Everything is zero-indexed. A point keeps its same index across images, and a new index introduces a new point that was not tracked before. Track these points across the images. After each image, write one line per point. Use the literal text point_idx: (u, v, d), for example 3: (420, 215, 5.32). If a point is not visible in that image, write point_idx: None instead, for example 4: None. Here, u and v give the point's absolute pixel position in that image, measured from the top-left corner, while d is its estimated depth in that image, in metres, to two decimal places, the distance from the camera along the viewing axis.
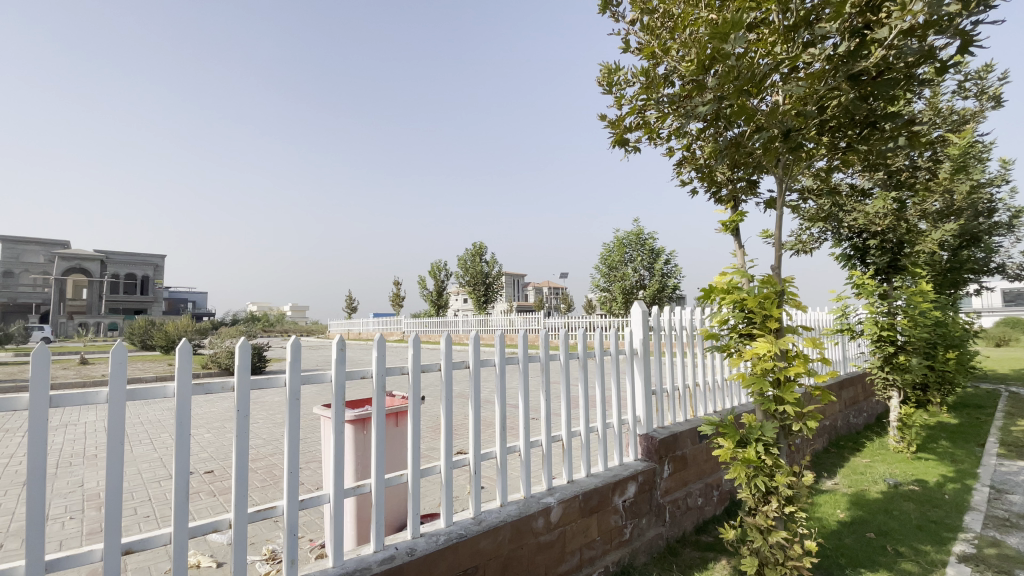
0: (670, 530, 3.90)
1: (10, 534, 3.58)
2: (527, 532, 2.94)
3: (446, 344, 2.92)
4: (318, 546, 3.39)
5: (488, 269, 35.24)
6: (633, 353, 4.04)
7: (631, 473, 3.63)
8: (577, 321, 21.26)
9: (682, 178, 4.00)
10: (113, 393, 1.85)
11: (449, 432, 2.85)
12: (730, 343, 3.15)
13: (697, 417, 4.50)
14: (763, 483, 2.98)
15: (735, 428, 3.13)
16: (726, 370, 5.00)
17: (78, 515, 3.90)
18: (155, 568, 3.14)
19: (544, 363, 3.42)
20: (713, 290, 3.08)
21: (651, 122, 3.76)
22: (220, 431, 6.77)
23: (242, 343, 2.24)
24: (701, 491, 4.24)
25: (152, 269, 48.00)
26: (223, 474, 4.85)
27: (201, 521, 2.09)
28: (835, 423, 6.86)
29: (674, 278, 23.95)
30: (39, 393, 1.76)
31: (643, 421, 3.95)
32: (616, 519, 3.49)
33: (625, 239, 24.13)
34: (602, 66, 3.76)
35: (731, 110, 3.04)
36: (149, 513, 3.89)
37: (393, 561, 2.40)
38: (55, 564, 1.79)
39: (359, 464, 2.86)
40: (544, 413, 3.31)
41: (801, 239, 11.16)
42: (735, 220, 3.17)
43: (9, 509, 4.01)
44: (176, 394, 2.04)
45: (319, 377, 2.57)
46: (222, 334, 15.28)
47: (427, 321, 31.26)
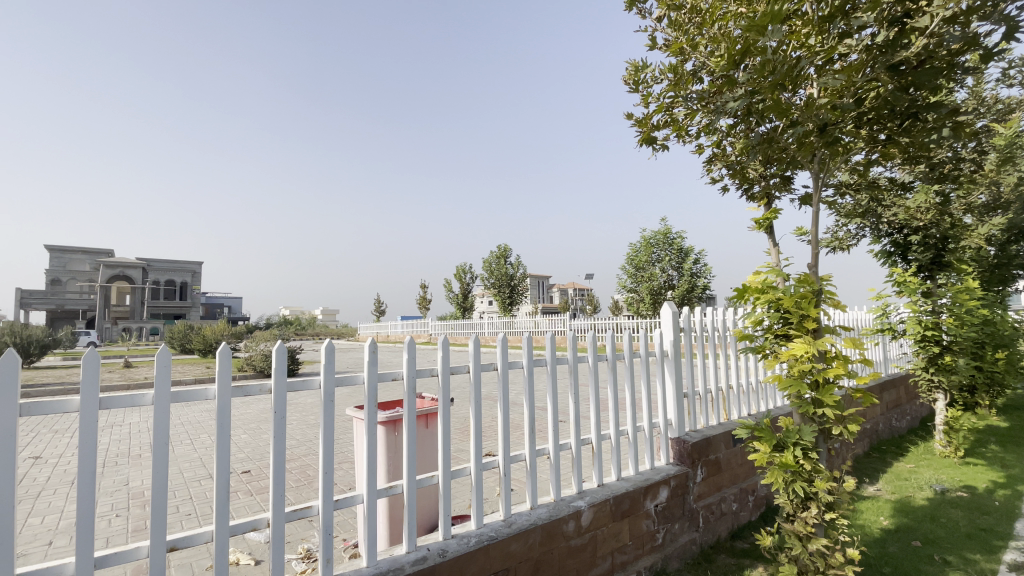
0: (704, 536, 3.81)
1: (61, 530, 3.75)
2: (558, 536, 2.91)
3: (475, 346, 2.90)
4: (352, 546, 3.44)
5: (514, 271, 35.32)
6: (664, 354, 3.96)
7: (663, 477, 3.55)
8: (604, 322, 21.06)
9: (712, 176, 3.91)
10: (157, 395, 1.92)
11: (478, 434, 2.83)
12: (765, 344, 3.05)
13: (731, 420, 4.38)
14: (802, 488, 2.88)
15: (772, 432, 3.02)
16: (761, 372, 4.86)
17: (123, 513, 4.06)
18: (196, 565, 3.24)
19: (572, 365, 3.38)
20: (747, 290, 3.00)
21: (680, 119, 3.69)
22: (256, 432, 6.95)
23: (278, 346, 2.29)
24: (735, 496, 4.14)
25: (191, 275, 49.94)
26: (259, 474, 4.98)
27: (241, 520, 2.14)
28: (876, 426, 6.58)
29: (703, 278, 23.48)
30: (87, 396, 1.83)
31: (675, 424, 3.87)
32: (648, 524, 3.43)
33: (652, 239, 23.83)
34: (628, 64, 3.72)
35: (763, 105, 2.95)
36: (190, 511, 4.02)
37: (425, 561, 2.41)
38: (104, 560, 1.86)
39: (391, 465, 2.89)
40: (573, 416, 3.26)
41: (837, 235, 10.81)
42: (769, 218, 3.07)
43: (60, 507, 4.21)
44: (216, 396, 2.09)
45: (351, 378, 2.60)
46: (257, 338, 15.72)
47: (453, 324, 31.51)
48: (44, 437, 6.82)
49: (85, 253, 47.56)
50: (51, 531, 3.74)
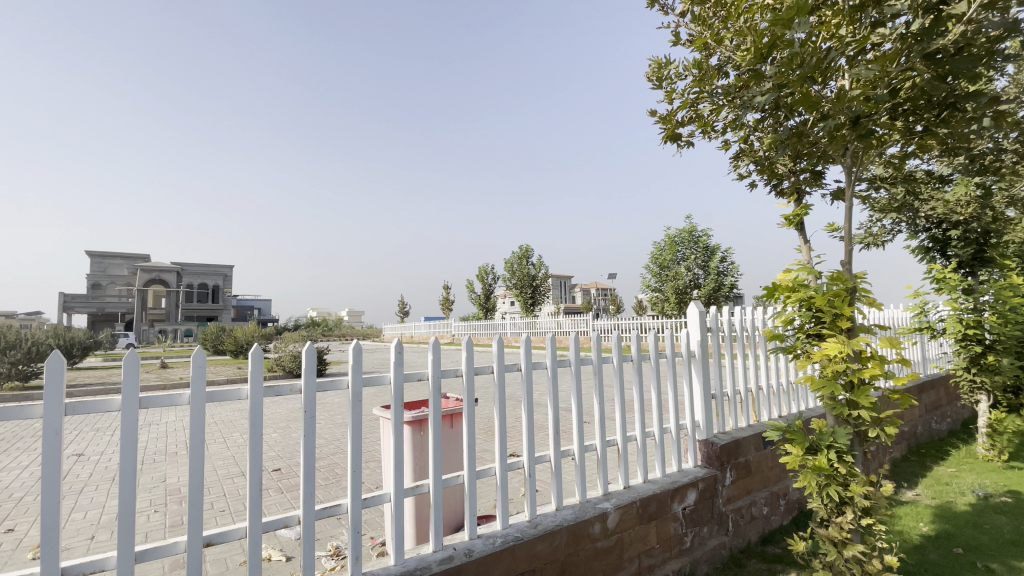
0: (734, 540, 3.73)
1: (103, 525, 3.91)
2: (584, 538, 2.89)
3: (498, 346, 2.90)
4: (379, 544, 3.48)
5: (536, 271, 35.22)
6: (690, 355, 3.89)
7: (691, 480, 3.49)
8: (628, 322, 20.83)
9: (739, 172, 3.82)
10: (193, 395, 1.98)
11: (503, 434, 2.83)
12: (796, 344, 2.97)
13: (761, 422, 4.28)
14: (836, 493, 2.79)
15: (804, 435, 2.93)
16: (792, 372, 4.73)
17: (161, 509, 4.20)
18: (231, 559, 3.34)
19: (596, 366, 3.35)
20: (777, 288, 2.91)
21: (705, 115, 3.61)
22: (286, 431, 7.10)
23: (307, 347, 2.34)
24: (766, 500, 4.03)
25: (222, 279, 51.45)
26: (289, 472, 5.09)
27: (273, 517, 2.19)
28: (914, 428, 6.34)
29: (730, 276, 23.01)
30: (128, 396, 1.90)
31: (703, 425, 3.81)
32: (675, 527, 3.38)
33: (676, 237, 23.47)
34: (652, 61, 3.67)
35: (792, 98, 2.88)
36: (224, 508, 4.14)
37: (452, 561, 2.42)
38: (145, 555, 1.94)
39: (418, 465, 2.92)
40: (598, 417, 3.23)
41: (871, 231, 10.47)
42: (800, 214, 2.99)
43: (101, 503, 4.38)
44: (249, 395, 2.15)
45: (378, 379, 2.64)
46: (286, 338, 16.07)
47: (476, 325, 31.63)
48: (88, 435, 7.12)
49: (123, 259, 49.33)
50: (93, 526, 3.90)
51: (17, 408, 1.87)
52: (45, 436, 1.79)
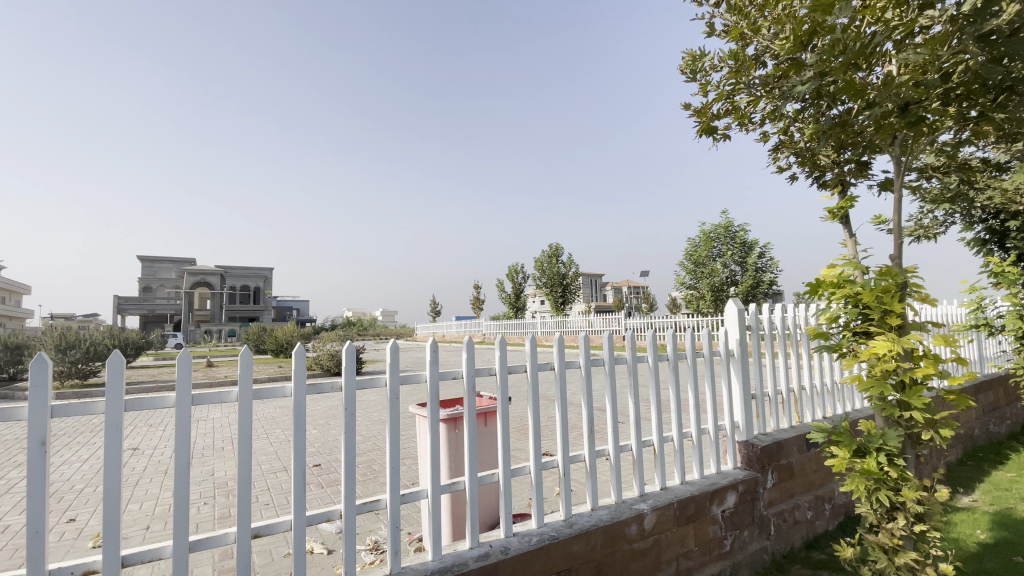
0: (776, 545, 3.61)
1: (157, 516, 4.11)
2: (620, 539, 2.86)
3: (532, 345, 2.89)
4: (416, 540, 3.54)
5: (567, 270, 35.01)
6: (729, 354, 3.78)
7: (731, 482, 3.41)
8: (662, 321, 20.45)
9: (778, 164, 3.69)
10: (241, 392, 2.06)
11: (537, 433, 2.82)
12: (842, 342, 2.84)
13: (804, 424, 4.13)
14: (887, 498, 2.66)
15: (851, 437, 2.80)
16: (838, 372, 4.54)
17: (209, 501, 4.39)
18: (276, 551, 3.46)
19: (631, 365, 3.30)
20: (821, 284, 2.78)
21: (742, 107, 3.50)
22: (325, 428, 7.30)
23: (347, 347, 2.40)
24: (810, 504, 3.89)
25: (262, 281, 53.36)
26: (329, 468, 5.23)
27: (316, 511, 2.26)
28: (970, 430, 5.99)
29: (769, 272, 22.29)
30: (181, 393, 1.99)
31: (742, 426, 3.70)
32: (715, 530, 3.30)
33: (712, 233, 22.90)
34: (686, 53, 3.58)
35: (836, 86, 2.75)
36: (268, 501, 4.29)
37: (488, 558, 2.44)
38: (198, 545, 2.04)
39: (453, 463, 2.95)
40: (633, 417, 3.18)
41: (922, 223, 9.97)
42: (844, 207, 2.86)
43: (155, 495, 4.62)
44: (293, 393, 2.22)
45: (414, 377, 2.67)
46: (324, 338, 16.50)
47: (508, 325, 31.70)
48: (142, 429, 7.54)
49: (170, 263, 51.60)
50: (148, 517, 4.11)
51: (81, 404, 1.99)
52: (107, 431, 1.91)
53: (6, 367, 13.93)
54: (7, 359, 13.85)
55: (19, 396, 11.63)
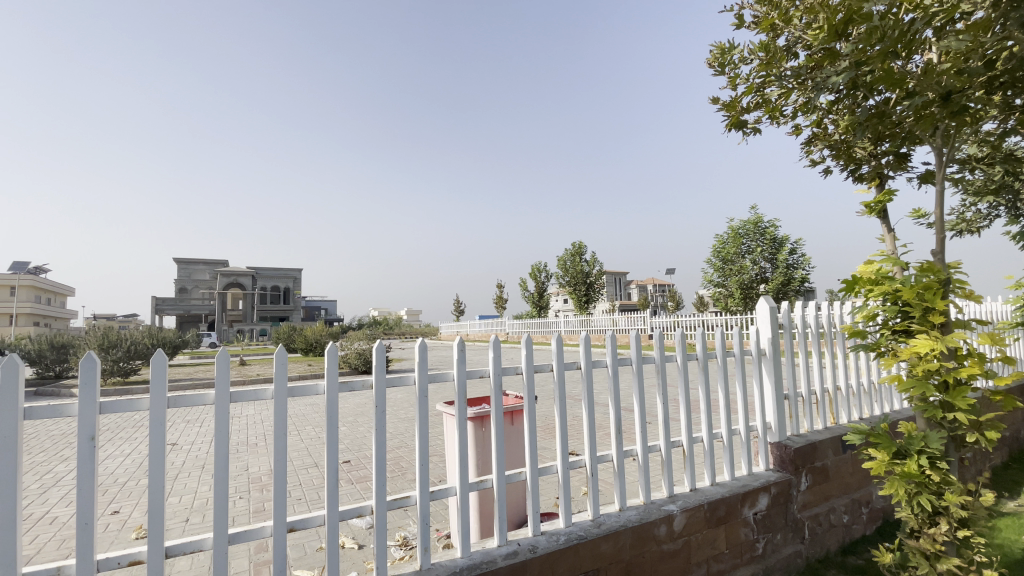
0: (811, 549, 3.52)
1: (196, 509, 4.27)
2: (649, 540, 2.83)
3: (558, 344, 2.88)
4: (444, 536, 3.57)
5: (591, 269, 34.73)
6: (761, 354, 3.69)
7: (763, 484, 3.33)
8: (690, 320, 20.12)
9: (811, 158, 3.58)
10: (276, 390, 2.11)
11: (564, 432, 2.81)
12: (880, 341, 2.74)
13: (839, 424, 4.01)
14: (929, 502, 2.56)
15: (891, 439, 2.70)
16: (875, 372, 4.40)
17: (245, 495, 4.53)
18: (308, 545, 3.54)
19: (659, 365, 3.25)
20: (858, 281, 2.69)
21: (773, 99, 3.41)
22: (354, 425, 7.43)
23: (377, 346, 2.44)
24: (847, 507, 3.78)
25: (291, 281, 54.67)
26: (358, 464, 5.33)
27: (348, 506, 2.31)
28: (1018, 432, 5.70)
29: (801, 269, 21.66)
30: (219, 391, 2.06)
31: (775, 427, 3.62)
32: (747, 532, 3.24)
33: (740, 229, 22.40)
34: (714, 46, 3.51)
35: (873, 76, 2.65)
36: (301, 496, 4.40)
37: (517, 556, 2.45)
38: (237, 537, 2.11)
39: (481, 461, 2.97)
40: (662, 417, 3.13)
41: (964, 216, 9.55)
42: (882, 201, 2.76)
43: (193, 489, 4.79)
44: (326, 391, 2.27)
45: (442, 376, 2.69)
46: (351, 337, 16.78)
47: (532, 324, 31.68)
48: (181, 426, 7.82)
49: (204, 264, 53.24)
50: (188, 509, 4.27)
51: (127, 401, 2.08)
52: (151, 427, 1.98)
53: (53, 365, 14.65)
54: (53, 357, 14.52)
55: (65, 393, 12.18)
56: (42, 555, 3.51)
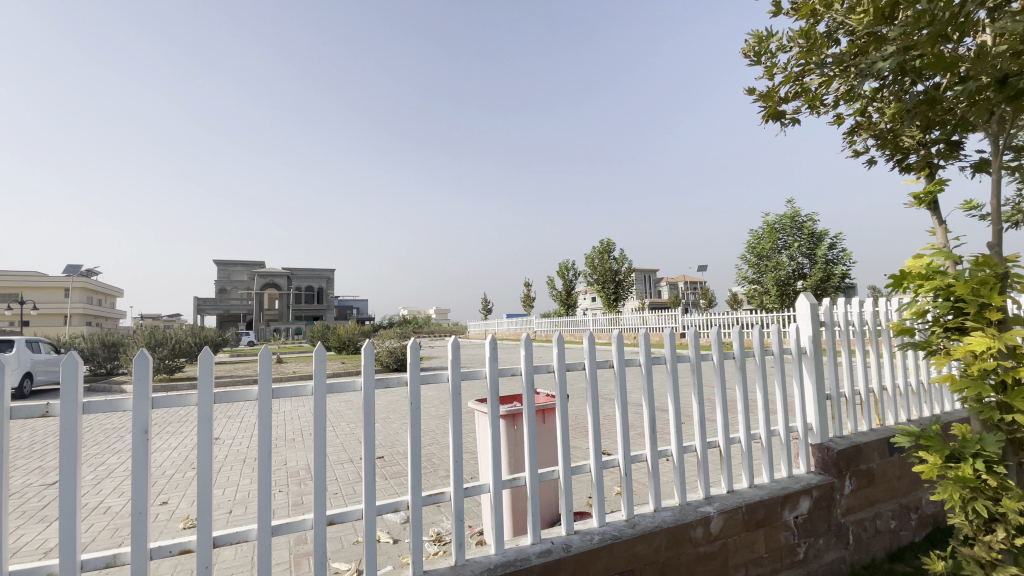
0: (855, 555, 3.39)
1: (238, 501, 4.42)
2: (685, 541, 2.78)
3: (589, 343, 2.85)
4: (477, 533, 3.60)
5: (620, 266, 34.35)
6: (801, 352, 3.56)
7: (804, 487, 3.22)
8: (723, 318, 19.66)
9: (854, 148, 3.43)
10: (315, 387, 2.16)
11: (597, 431, 2.78)
12: (931, 339, 2.60)
13: (885, 426, 3.84)
14: (985, 508, 2.41)
15: (943, 441, 2.57)
16: (925, 372, 4.18)
17: (285, 489, 4.67)
18: (346, 538, 3.63)
19: (694, 364, 3.17)
20: (906, 276, 2.56)
21: (813, 88, 3.28)
22: (387, 422, 7.56)
23: (412, 343, 2.46)
24: (894, 512, 3.62)
25: (324, 281, 56.05)
26: (392, 460, 5.42)
27: (384, 501, 2.35)
28: None
29: (842, 265, 20.84)
30: (262, 388, 2.12)
31: (816, 429, 3.49)
32: (787, 536, 3.14)
33: (777, 223, 21.75)
34: (751, 35, 3.41)
35: (922, 61, 2.51)
36: (337, 491, 4.51)
37: (551, 555, 2.44)
38: (280, 529, 2.18)
39: (513, 458, 2.97)
40: (697, 417, 3.06)
41: (1020, 207, 9.02)
42: (932, 191, 2.62)
43: (235, 482, 4.96)
44: (362, 387, 2.31)
45: (474, 373, 2.70)
46: (383, 335, 17.06)
47: (560, 322, 31.54)
48: (223, 421, 8.12)
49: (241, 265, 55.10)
50: (231, 501, 4.43)
51: (177, 397, 2.17)
52: (199, 421, 2.07)
53: (105, 362, 15.42)
54: (105, 355, 15.33)
55: (116, 389, 12.84)
56: (98, 542, 3.71)
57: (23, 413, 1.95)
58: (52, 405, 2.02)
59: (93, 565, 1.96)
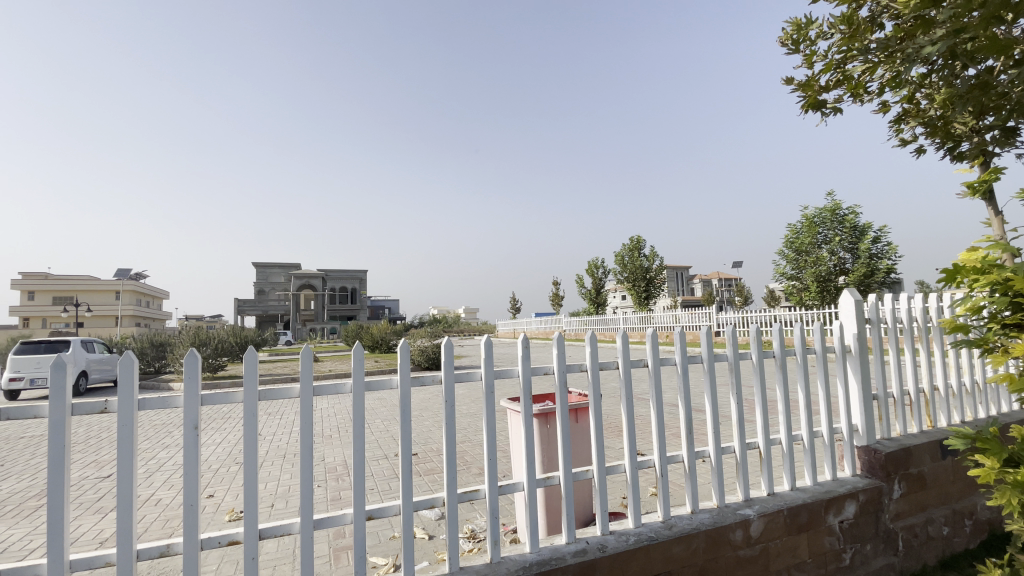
0: (906, 562, 3.24)
1: (279, 496, 4.58)
2: (724, 544, 2.72)
3: (623, 342, 2.82)
4: (511, 531, 3.62)
5: (650, 264, 33.83)
6: (845, 351, 3.43)
7: (849, 490, 3.10)
8: (760, 315, 19.13)
9: (901, 137, 3.28)
10: (355, 385, 2.21)
11: (631, 431, 2.75)
12: (987, 336, 2.45)
13: (937, 428, 3.66)
14: None
15: (1001, 444, 2.41)
16: (980, 371, 3.96)
17: (323, 484, 4.81)
18: (383, 533, 3.70)
19: (732, 363, 3.09)
20: (960, 270, 2.41)
21: (855, 76, 3.15)
22: (420, 420, 7.68)
23: (446, 342, 2.49)
24: (947, 519, 3.44)
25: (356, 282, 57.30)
26: (425, 457, 5.50)
27: (421, 497, 2.39)
28: None
29: (887, 259, 19.94)
30: (304, 387, 2.19)
31: (862, 430, 3.35)
32: (832, 542, 3.03)
33: (816, 217, 21.01)
34: (789, 22, 3.29)
35: (974, 44, 2.38)
36: (374, 487, 4.61)
37: (586, 555, 2.43)
38: (322, 523, 2.24)
39: (547, 457, 2.97)
40: (735, 417, 2.98)
41: None
42: (987, 180, 2.45)
43: (276, 476, 5.14)
44: (399, 385, 2.35)
45: (508, 372, 2.71)
46: (415, 334, 17.29)
47: (590, 321, 31.26)
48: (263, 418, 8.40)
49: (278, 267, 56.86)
50: (272, 496, 4.59)
51: (223, 394, 2.27)
52: (246, 418, 2.15)
53: (154, 361, 16.17)
54: (154, 354, 16.12)
55: (165, 387, 13.46)
56: (151, 533, 3.91)
57: (84, 409, 2.08)
58: (111, 402, 2.14)
59: (148, 554, 2.06)
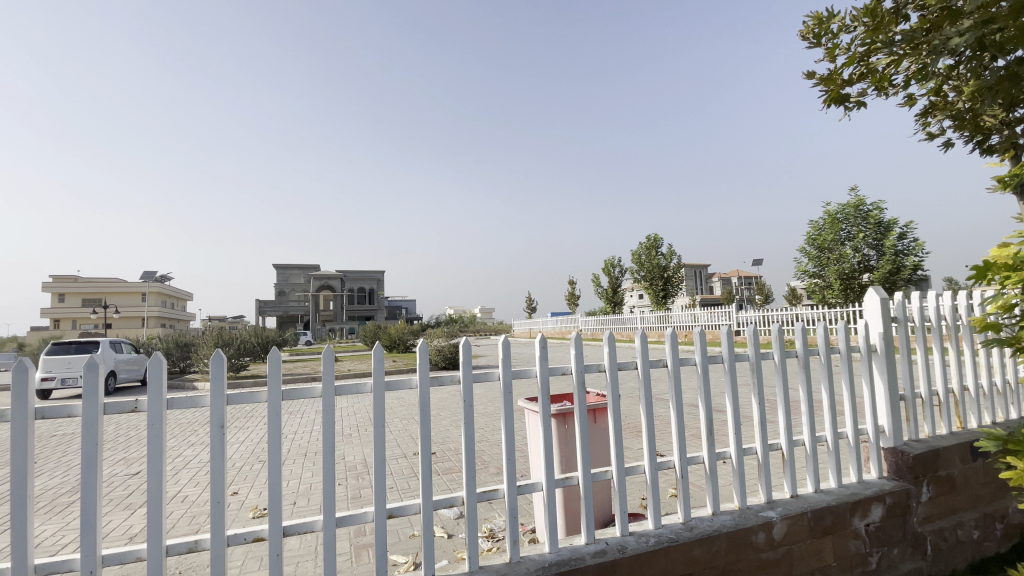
0: (935, 567, 3.16)
1: (301, 494, 4.66)
2: (746, 546, 2.68)
3: (641, 342, 2.81)
4: (529, 530, 3.62)
5: (668, 262, 33.49)
6: (871, 350, 3.35)
7: (875, 493, 3.04)
8: (781, 314, 18.79)
9: (928, 131, 3.19)
10: (375, 385, 2.24)
11: (650, 431, 2.73)
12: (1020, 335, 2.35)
13: (967, 430, 3.56)
14: None
15: None
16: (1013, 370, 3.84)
17: (343, 482, 4.87)
18: (402, 531, 3.75)
19: (753, 363, 3.04)
20: (992, 267, 2.28)
21: (880, 69, 3.07)
22: (437, 419, 7.72)
23: (464, 342, 2.50)
24: (977, 522, 3.35)
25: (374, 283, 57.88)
26: (443, 457, 5.54)
27: (441, 496, 2.41)
28: None
29: (913, 255, 19.39)
30: (326, 387, 2.22)
31: (888, 431, 3.28)
32: (858, 545, 2.97)
33: (839, 213, 20.54)
34: (810, 16, 3.23)
35: (1003, 34, 2.30)
36: (393, 485, 4.66)
37: (606, 555, 2.42)
38: (344, 521, 2.28)
39: (565, 457, 2.97)
40: (757, 417, 2.93)
41: None
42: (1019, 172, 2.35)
43: (298, 474, 5.23)
44: (418, 385, 2.37)
45: (526, 372, 2.72)
46: (432, 334, 17.40)
47: (606, 321, 31.05)
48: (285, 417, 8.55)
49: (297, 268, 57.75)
50: (294, 493, 4.67)
51: (248, 394, 2.31)
52: (270, 417, 2.19)
53: (179, 361, 16.55)
54: (179, 354, 16.52)
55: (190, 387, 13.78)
56: (178, 529, 4.02)
57: (115, 409, 2.15)
58: (140, 401, 2.21)
59: (177, 550, 2.12)
